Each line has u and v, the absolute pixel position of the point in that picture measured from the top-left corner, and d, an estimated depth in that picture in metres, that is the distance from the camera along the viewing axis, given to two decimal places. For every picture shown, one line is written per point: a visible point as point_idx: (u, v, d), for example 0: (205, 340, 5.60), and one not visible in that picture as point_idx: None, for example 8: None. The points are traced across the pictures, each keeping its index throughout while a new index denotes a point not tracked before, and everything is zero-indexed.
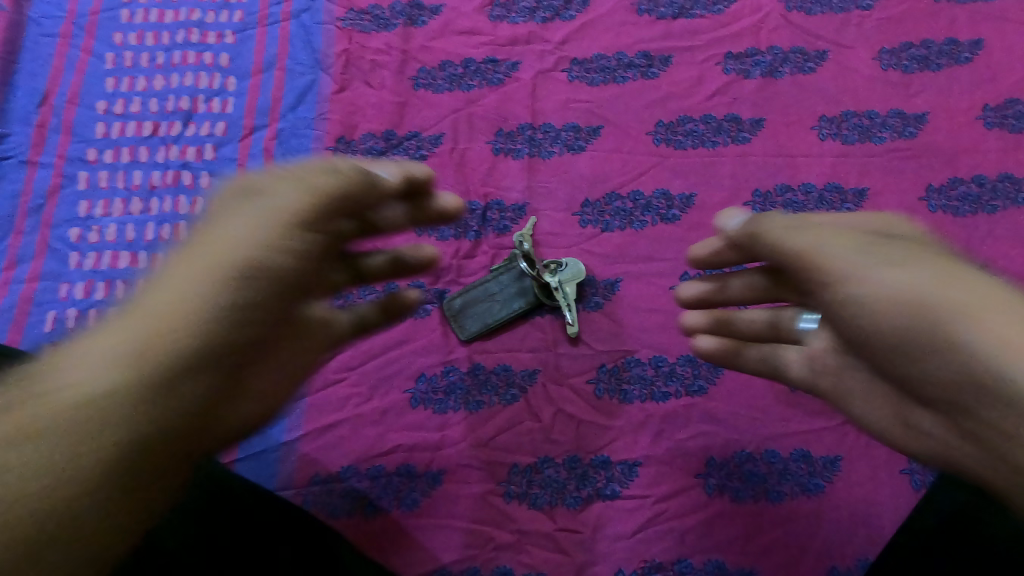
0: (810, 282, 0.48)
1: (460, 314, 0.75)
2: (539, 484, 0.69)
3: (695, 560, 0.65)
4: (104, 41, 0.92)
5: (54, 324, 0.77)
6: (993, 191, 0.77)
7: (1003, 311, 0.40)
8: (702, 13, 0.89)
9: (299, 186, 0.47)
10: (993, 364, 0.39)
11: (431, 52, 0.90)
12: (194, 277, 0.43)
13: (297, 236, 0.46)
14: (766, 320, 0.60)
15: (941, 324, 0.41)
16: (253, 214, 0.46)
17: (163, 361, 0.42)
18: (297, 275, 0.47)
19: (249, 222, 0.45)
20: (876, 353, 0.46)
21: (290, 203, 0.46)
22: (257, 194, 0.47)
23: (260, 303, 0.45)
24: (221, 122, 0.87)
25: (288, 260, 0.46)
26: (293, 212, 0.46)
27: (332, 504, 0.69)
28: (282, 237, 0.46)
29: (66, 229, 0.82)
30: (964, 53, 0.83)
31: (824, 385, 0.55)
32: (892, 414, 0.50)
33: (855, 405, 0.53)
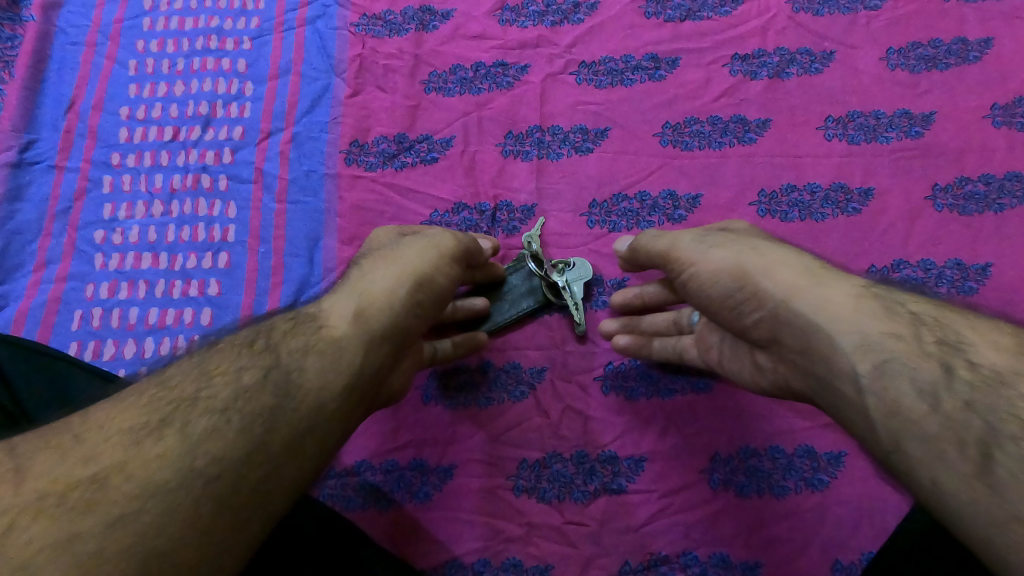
0: (714, 285, 0.58)
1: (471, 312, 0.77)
2: (547, 479, 0.71)
3: (699, 553, 0.67)
4: (127, 49, 0.95)
5: (81, 322, 0.80)
6: (1000, 190, 0.77)
7: (846, 299, 0.49)
8: (709, 15, 0.90)
9: (433, 249, 0.62)
10: (837, 335, 0.48)
11: (442, 56, 0.92)
12: (360, 321, 0.55)
13: (441, 277, 0.61)
14: (668, 318, 0.73)
15: (806, 310, 0.51)
16: (395, 265, 0.60)
17: (342, 377, 0.52)
18: (440, 299, 0.62)
19: (398, 279, 0.59)
20: (760, 338, 0.56)
21: (424, 259, 0.61)
22: (400, 257, 0.61)
23: (404, 331, 0.58)
24: (238, 126, 0.90)
25: (435, 297, 0.61)
26: (433, 277, 0.61)
27: (347, 497, 0.71)
28: (430, 281, 0.60)
29: (91, 231, 0.85)
30: (973, 52, 0.84)
31: (716, 361, 0.67)
32: (772, 383, 0.60)
33: (733, 371, 0.65)
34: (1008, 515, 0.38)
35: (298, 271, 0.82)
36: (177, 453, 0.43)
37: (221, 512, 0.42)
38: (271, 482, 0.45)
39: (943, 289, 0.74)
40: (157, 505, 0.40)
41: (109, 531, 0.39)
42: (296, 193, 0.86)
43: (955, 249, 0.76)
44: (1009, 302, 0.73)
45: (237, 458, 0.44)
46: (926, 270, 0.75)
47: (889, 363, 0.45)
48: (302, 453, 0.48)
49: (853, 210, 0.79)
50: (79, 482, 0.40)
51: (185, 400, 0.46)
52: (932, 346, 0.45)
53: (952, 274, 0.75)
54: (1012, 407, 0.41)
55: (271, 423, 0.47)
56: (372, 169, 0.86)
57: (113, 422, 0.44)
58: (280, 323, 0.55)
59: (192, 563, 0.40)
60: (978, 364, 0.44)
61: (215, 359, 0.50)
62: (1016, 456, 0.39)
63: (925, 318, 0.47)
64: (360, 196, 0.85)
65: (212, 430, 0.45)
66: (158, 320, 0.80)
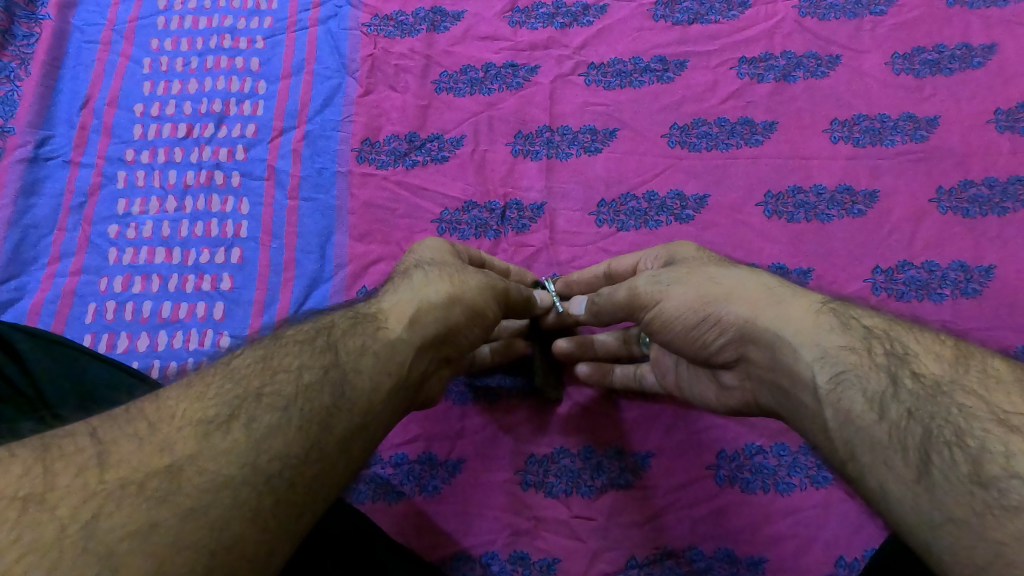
0: (678, 319, 0.59)
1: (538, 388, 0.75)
2: (555, 473, 0.71)
3: (706, 547, 0.68)
4: (142, 47, 0.96)
5: (95, 315, 0.81)
6: (1003, 193, 0.78)
7: (806, 315, 0.51)
8: (717, 19, 0.91)
9: (491, 279, 0.63)
10: (797, 349, 0.50)
11: (453, 57, 0.93)
12: (414, 328, 0.56)
13: (494, 308, 0.63)
14: (618, 339, 0.74)
15: (767, 327, 0.52)
16: (458, 283, 0.60)
17: (391, 377, 0.53)
18: (490, 326, 0.64)
19: (456, 296, 0.59)
20: (727, 357, 0.57)
21: (484, 286, 0.62)
22: (460, 276, 0.62)
23: (449, 349, 0.60)
24: (252, 124, 0.91)
25: (484, 326, 0.63)
26: (488, 308, 0.62)
27: (357, 489, 0.72)
28: (484, 312, 0.62)
29: (105, 225, 0.86)
30: (976, 58, 0.85)
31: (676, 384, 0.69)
32: (740, 402, 0.61)
33: (695, 394, 0.68)
34: (945, 517, 0.39)
35: (309, 266, 0.83)
36: (243, 448, 0.43)
37: (280, 508, 0.42)
38: (325, 480, 0.46)
39: (947, 290, 0.75)
40: (225, 500, 0.40)
41: (183, 523, 0.38)
42: (308, 189, 0.87)
43: (959, 251, 0.77)
44: (1012, 304, 0.74)
45: (296, 456, 0.44)
46: (931, 272, 0.76)
47: (845, 374, 0.47)
48: (352, 452, 0.48)
49: (858, 212, 0.80)
50: (154, 471, 0.40)
51: (251, 395, 0.46)
52: (881, 358, 0.47)
53: (956, 275, 0.76)
54: (950, 414, 0.42)
55: (327, 421, 0.47)
56: (383, 167, 0.88)
57: (183, 413, 0.44)
58: (339, 320, 0.55)
59: (255, 558, 0.40)
60: (921, 374, 0.45)
61: (277, 355, 0.50)
62: (950, 460, 0.40)
63: (876, 331, 0.49)
64: (371, 193, 0.86)
65: (275, 427, 0.45)
66: (170, 314, 0.81)
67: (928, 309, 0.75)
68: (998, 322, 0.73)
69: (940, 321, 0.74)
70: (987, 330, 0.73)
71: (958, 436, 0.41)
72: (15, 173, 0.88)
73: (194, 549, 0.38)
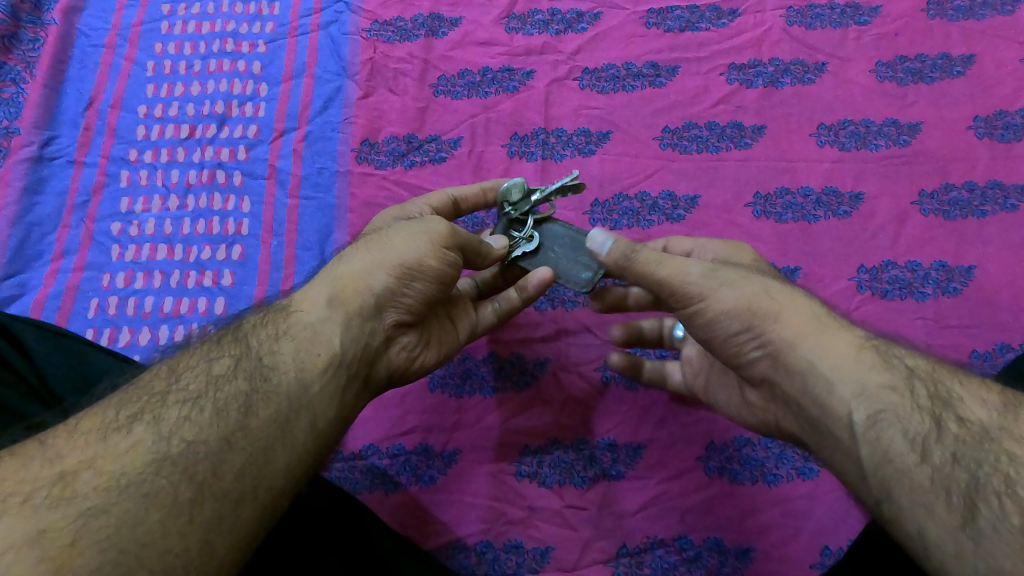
0: (720, 324, 0.56)
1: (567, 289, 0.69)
2: (549, 464, 0.73)
3: (694, 537, 0.69)
4: (146, 50, 0.98)
5: (97, 310, 0.82)
6: (983, 196, 0.81)
7: (848, 350, 0.51)
8: (707, 27, 0.94)
9: (422, 234, 0.61)
10: (834, 384, 0.51)
11: (450, 61, 0.95)
12: (336, 308, 0.57)
13: (432, 260, 0.60)
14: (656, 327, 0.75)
15: (807, 358, 0.52)
16: (379, 252, 0.60)
17: (322, 357, 0.55)
18: (440, 278, 0.61)
19: (378, 265, 0.59)
20: (757, 377, 0.57)
21: (413, 243, 0.60)
22: (384, 242, 0.61)
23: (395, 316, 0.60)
24: (253, 125, 0.93)
25: (430, 279, 0.60)
26: (421, 261, 0.60)
27: (354, 479, 0.73)
28: (419, 268, 0.60)
29: (109, 223, 0.87)
30: (956, 67, 0.88)
31: (704, 386, 0.69)
32: (759, 419, 0.62)
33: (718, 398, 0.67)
34: (990, 568, 0.42)
35: (309, 263, 0.85)
36: (151, 442, 0.46)
37: (204, 496, 0.45)
38: (255, 464, 0.48)
39: (929, 289, 0.78)
40: (132, 495, 0.43)
41: (87, 522, 0.42)
42: (309, 188, 0.89)
43: (941, 251, 0.79)
44: (990, 302, 0.76)
45: (215, 445, 0.47)
46: (913, 271, 0.79)
47: (883, 414, 0.48)
48: (291, 435, 0.51)
49: (844, 213, 0.82)
50: (48, 480, 0.43)
51: (154, 397, 0.49)
52: (925, 400, 0.48)
53: (937, 275, 0.78)
54: (997, 462, 0.44)
55: (246, 408, 0.50)
56: (382, 167, 0.90)
57: (83, 426, 0.47)
58: (250, 318, 0.57)
59: (180, 550, 0.43)
60: (966, 419, 0.47)
61: (186, 358, 0.53)
62: (1000, 509, 0.42)
63: (919, 371, 0.50)
64: (370, 192, 0.88)
65: (184, 418, 0.48)
66: (172, 309, 0.82)
67: (911, 307, 0.77)
68: (977, 319, 0.76)
69: (923, 318, 0.76)
70: (967, 327, 0.75)
71: (1008, 486, 0.43)
72: (20, 172, 0.90)
73: (105, 546, 0.41)
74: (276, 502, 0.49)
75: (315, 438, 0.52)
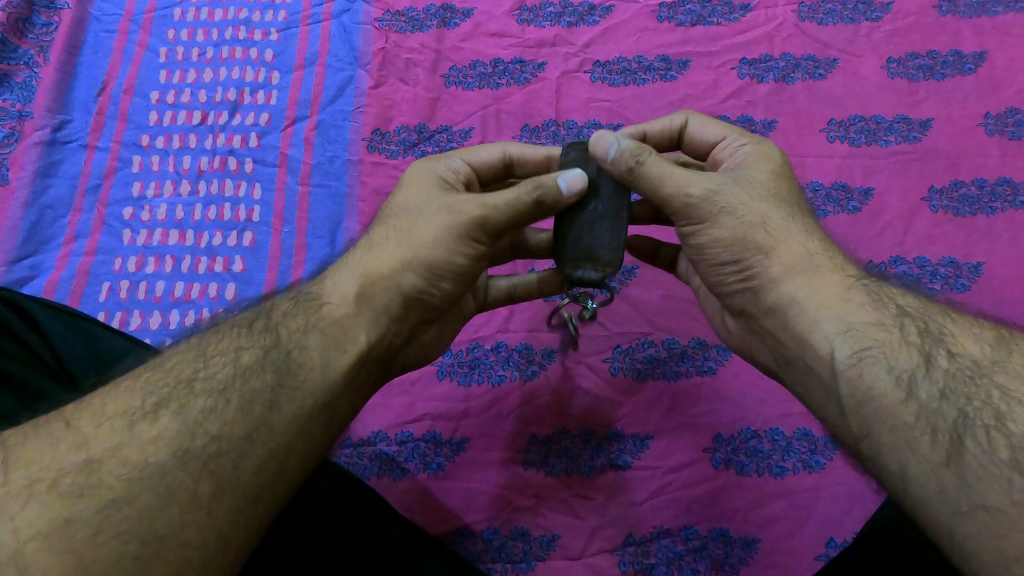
0: (709, 250, 0.58)
1: (617, 215, 0.61)
2: (556, 453, 0.74)
3: (700, 527, 0.69)
4: (158, 37, 0.98)
5: (109, 293, 0.83)
6: (992, 193, 0.81)
7: (837, 289, 0.53)
8: (719, 21, 0.94)
9: (450, 228, 0.58)
10: (820, 323, 0.52)
11: (462, 52, 0.95)
12: (363, 305, 0.57)
13: (460, 257, 0.58)
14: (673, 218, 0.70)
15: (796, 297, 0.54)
16: (408, 246, 0.58)
17: (347, 354, 0.55)
18: (465, 275, 0.60)
19: (407, 263, 0.58)
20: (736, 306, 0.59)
21: (438, 240, 0.58)
22: (409, 235, 0.59)
23: (421, 308, 0.60)
24: (265, 112, 0.93)
25: (457, 276, 0.59)
26: (449, 259, 0.58)
27: (362, 465, 0.74)
28: (446, 266, 0.58)
29: (120, 208, 0.88)
30: (968, 64, 0.88)
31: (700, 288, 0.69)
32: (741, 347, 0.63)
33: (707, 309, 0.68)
34: (974, 504, 0.42)
35: (319, 251, 0.85)
36: (177, 433, 0.46)
37: (223, 492, 0.46)
38: (277, 458, 0.49)
39: (938, 285, 0.78)
40: (153, 488, 0.44)
41: (108, 516, 0.42)
42: (319, 176, 0.89)
43: (949, 248, 0.79)
44: (998, 299, 0.76)
45: (237, 441, 0.48)
46: (922, 267, 0.79)
47: (869, 352, 0.49)
48: (311, 429, 0.51)
49: (853, 209, 0.82)
50: (73, 468, 0.43)
51: (180, 386, 0.50)
52: (914, 338, 0.50)
53: (946, 271, 0.78)
54: (986, 398, 0.46)
55: (271, 402, 0.50)
56: (393, 156, 0.90)
57: (110, 408, 0.47)
58: (280, 304, 0.58)
59: (198, 543, 0.44)
60: (957, 355, 0.49)
61: (212, 343, 0.54)
62: (988, 444, 0.43)
63: (910, 312, 0.52)
64: (380, 181, 0.88)
65: (208, 411, 0.48)
66: (183, 294, 0.83)
67: None
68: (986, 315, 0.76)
69: None
70: None
71: (998, 420, 0.44)
72: (32, 155, 0.90)
73: (124, 539, 0.42)
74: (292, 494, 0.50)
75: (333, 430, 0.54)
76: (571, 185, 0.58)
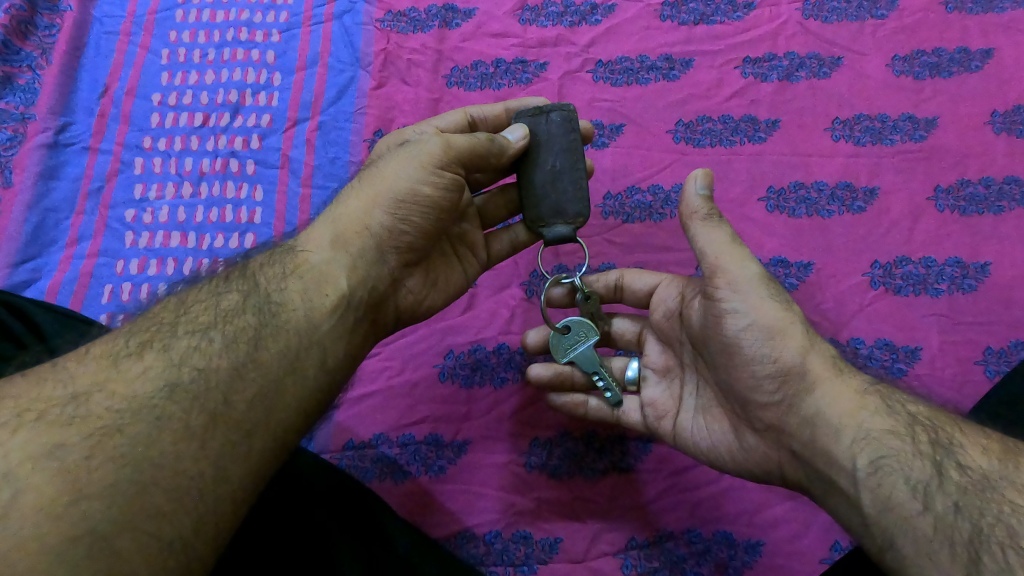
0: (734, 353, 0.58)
1: (575, 168, 0.65)
2: (558, 456, 0.73)
3: (703, 530, 0.69)
4: (160, 38, 0.98)
5: (111, 296, 0.83)
6: (999, 192, 0.80)
7: (853, 394, 0.54)
8: (722, 20, 0.93)
9: (412, 161, 0.62)
10: (839, 430, 0.53)
11: (464, 52, 0.95)
12: (338, 249, 0.61)
13: (425, 187, 0.61)
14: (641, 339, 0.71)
15: (815, 405, 0.55)
16: (374, 187, 0.62)
17: (330, 298, 0.58)
18: (436, 207, 0.62)
19: (373, 202, 0.61)
20: (762, 419, 0.58)
21: (402, 173, 0.62)
22: (376, 177, 0.63)
23: (399, 247, 0.63)
24: (266, 114, 0.93)
25: (425, 209, 0.62)
26: (415, 190, 0.61)
27: (364, 468, 0.74)
28: (412, 198, 0.61)
29: (122, 210, 0.88)
30: (975, 61, 0.87)
31: (670, 430, 0.66)
32: (754, 465, 0.61)
33: (693, 440, 0.65)
34: None
35: None
36: (160, 369, 0.49)
37: (216, 425, 0.48)
38: (269, 394, 0.52)
39: (944, 285, 0.77)
40: (143, 419, 0.46)
41: (101, 441, 0.44)
42: (321, 178, 0.89)
43: (956, 248, 0.78)
44: (1006, 299, 0.76)
45: (226, 375, 0.50)
46: (928, 267, 0.78)
47: (885, 460, 0.49)
48: (300, 372, 0.54)
49: (858, 208, 0.82)
50: (60, 400, 0.46)
51: (162, 329, 0.53)
52: (926, 447, 0.49)
53: (952, 271, 0.77)
54: (998, 512, 0.45)
55: (256, 341, 0.53)
56: None
57: (94, 351, 0.50)
58: (258, 257, 0.61)
59: (196, 473, 0.46)
60: (967, 467, 0.48)
61: (192, 297, 0.56)
62: (1003, 561, 0.42)
63: (920, 418, 0.52)
64: None
65: (194, 348, 0.51)
66: None
67: (925, 303, 0.76)
68: (992, 316, 0.75)
69: (936, 314, 0.76)
70: (981, 325, 0.75)
71: (1011, 537, 0.43)
72: (35, 157, 0.90)
73: (121, 463, 0.44)
74: (289, 433, 0.52)
75: (326, 375, 0.56)
76: (519, 135, 0.65)
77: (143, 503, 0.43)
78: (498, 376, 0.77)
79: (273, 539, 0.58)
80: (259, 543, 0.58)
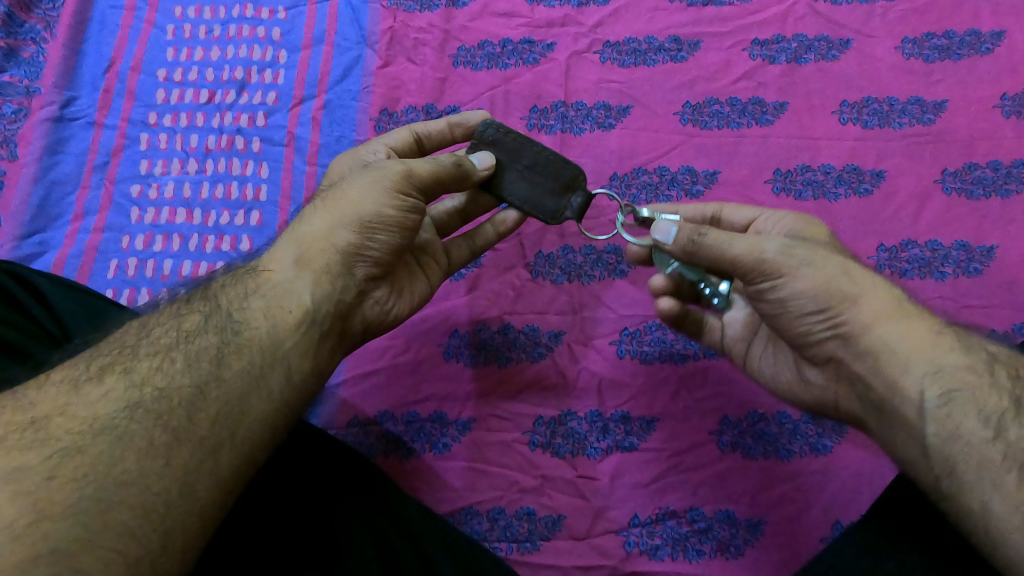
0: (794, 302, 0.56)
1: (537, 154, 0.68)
2: (562, 435, 0.73)
3: (705, 509, 0.69)
4: (165, 14, 0.98)
5: (116, 270, 0.83)
6: (1007, 176, 0.80)
7: (926, 332, 0.53)
8: (731, 1, 0.93)
9: (376, 185, 0.60)
10: (907, 364, 0.52)
11: (471, 32, 0.94)
12: (304, 268, 0.59)
13: (390, 209, 0.60)
14: None
15: (881, 341, 0.53)
16: (335, 210, 0.60)
17: (294, 314, 0.57)
18: (403, 228, 0.61)
19: (339, 221, 0.59)
20: (823, 354, 0.58)
21: (365, 196, 0.60)
22: (338, 198, 0.61)
23: (365, 266, 0.61)
24: (272, 92, 0.93)
25: (393, 230, 0.60)
26: (381, 211, 0.59)
27: (369, 445, 0.74)
28: (378, 220, 0.60)
29: (128, 185, 0.88)
30: (985, 44, 0.86)
31: (743, 355, 0.69)
32: (817, 398, 0.62)
33: (763, 368, 0.67)
34: None
35: None
36: (121, 391, 0.50)
37: (180, 442, 0.49)
38: (233, 412, 0.52)
39: (949, 269, 0.77)
40: (106, 439, 0.47)
41: (62, 461, 0.45)
42: (327, 156, 0.89)
43: (962, 231, 0.78)
44: (1011, 282, 0.76)
45: (188, 395, 0.51)
46: (934, 251, 0.78)
47: (958, 393, 0.50)
48: (265, 386, 0.54)
49: (864, 191, 0.81)
50: (19, 425, 0.47)
51: (125, 351, 0.53)
52: (1003, 381, 0.51)
53: (958, 255, 0.77)
54: None
55: (217, 359, 0.53)
56: None
57: (55, 376, 0.51)
58: (219, 279, 0.60)
59: (159, 489, 0.47)
60: None
61: (154, 321, 0.56)
62: None
63: (999, 356, 0.53)
64: None
65: (155, 368, 0.51)
66: (190, 273, 0.83)
67: (930, 286, 0.77)
68: (997, 300, 0.75)
69: (941, 297, 0.76)
70: (985, 308, 0.75)
71: None
72: (40, 131, 0.90)
73: (81, 484, 0.45)
74: (255, 450, 0.52)
75: (293, 392, 0.56)
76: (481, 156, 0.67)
77: (110, 522, 0.44)
78: (504, 354, 0.77)
79: (279, 518, 0.59)
80: (266, 523, 0.59)
